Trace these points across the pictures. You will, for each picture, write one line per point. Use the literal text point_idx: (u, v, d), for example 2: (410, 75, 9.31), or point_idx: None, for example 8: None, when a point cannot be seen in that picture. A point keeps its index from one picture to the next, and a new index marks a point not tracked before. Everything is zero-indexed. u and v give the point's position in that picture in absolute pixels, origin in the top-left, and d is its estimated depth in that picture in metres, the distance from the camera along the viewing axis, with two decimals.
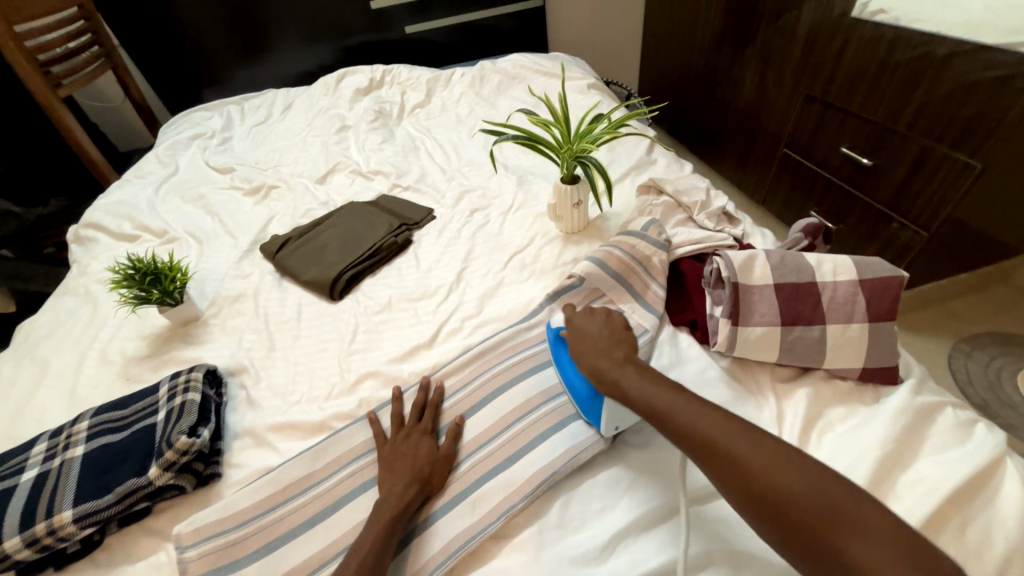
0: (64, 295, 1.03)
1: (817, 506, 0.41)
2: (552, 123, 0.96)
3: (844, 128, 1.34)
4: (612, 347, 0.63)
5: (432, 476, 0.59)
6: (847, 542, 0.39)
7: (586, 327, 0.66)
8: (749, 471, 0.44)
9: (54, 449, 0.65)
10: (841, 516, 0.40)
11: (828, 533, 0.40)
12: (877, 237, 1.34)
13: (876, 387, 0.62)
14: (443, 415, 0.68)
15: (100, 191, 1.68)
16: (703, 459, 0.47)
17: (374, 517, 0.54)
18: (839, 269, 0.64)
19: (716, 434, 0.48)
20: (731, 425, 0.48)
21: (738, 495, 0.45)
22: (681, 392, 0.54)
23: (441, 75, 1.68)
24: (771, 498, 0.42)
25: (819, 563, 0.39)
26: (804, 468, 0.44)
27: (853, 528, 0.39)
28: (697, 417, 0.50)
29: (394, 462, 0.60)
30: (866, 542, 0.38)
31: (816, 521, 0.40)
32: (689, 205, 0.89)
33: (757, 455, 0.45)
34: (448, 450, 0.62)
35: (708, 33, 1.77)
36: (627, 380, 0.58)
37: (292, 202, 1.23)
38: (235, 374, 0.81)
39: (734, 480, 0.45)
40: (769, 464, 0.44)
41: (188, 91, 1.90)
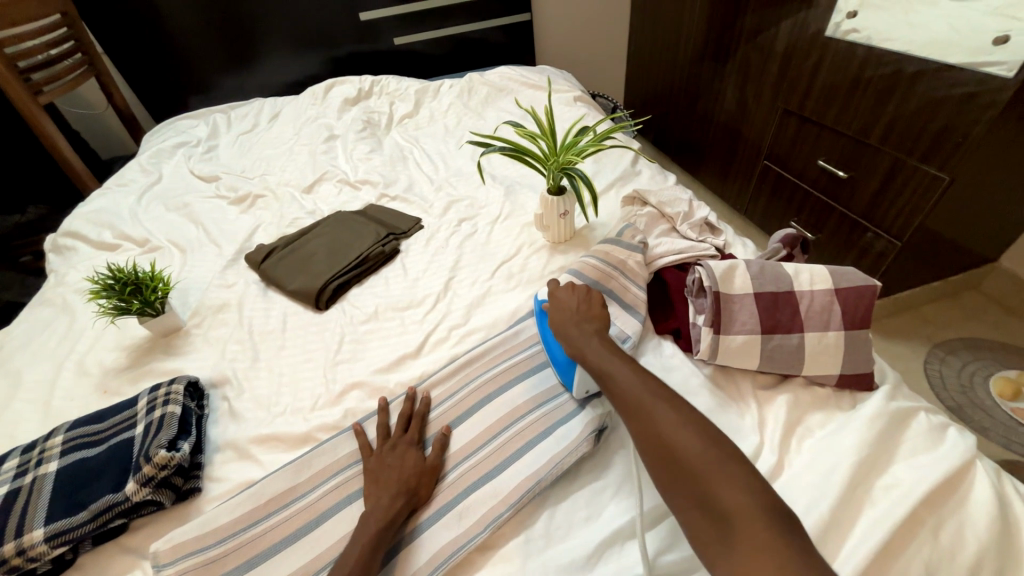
0: (40, 305, 1.01)
1: (705, 460, 0.45)
2: (539, 135, 0.98)
3: (820, 141, 1.39)
4: (582, 317, 0.67)
5: (418, 488, 0.59)
6: (721, 491, 0.43)
7: (565, 301, 0.70)
8: (657, 425, 0.49)
9: (25, 465, 0.63)
10: (723, 472, 0.44)
11: (707, 482, 0.44)
12: (854, 246, 1.38)
13: (852, 394, 0.64)
14: (429, 426, 0.67)
15: (80, 199, 1.65)
16: (625, 413, 0.52)
17: (360, 531, 0.53)
18: (815, 279, 0.66)
19: (642, 394, 0.53)
20: (656, 390, 0.53)
21: (644, 444, 0.49)
22: (625, 360, 0.59)
23: (429, 86, 1.70)
24: (668, 448, 0.47)
25: (694, 508, 0.43)
26: (708, 432, 0.48)
27: (732, 481, 0.43)
28: (630, 380, 0.55)
29: (380, 475, 0.59)
30: (738, 493, 0.42)
31: (699, 471, 0.44)
32: (672, 215, 0.91)
33: (669, 414, 0.49)
34: (434, 461, 0.62)
35: (690, 48, 1.82)
36: (585, 345, 0.63)
37: (279, 211, 1.22)
38: (217, 385, 0.79)
39: (643, 431, 0.50)
40: (676, 421, 0.49)
41: (173, 99, 1.88)
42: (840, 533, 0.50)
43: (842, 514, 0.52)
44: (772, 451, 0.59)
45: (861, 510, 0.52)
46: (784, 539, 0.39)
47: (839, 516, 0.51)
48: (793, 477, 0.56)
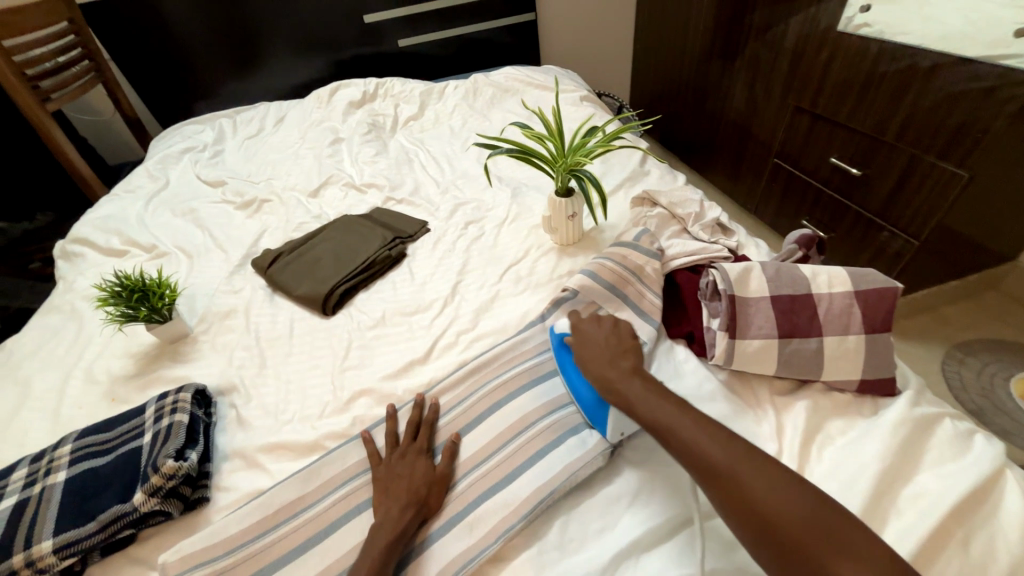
0: (49, 312, 1.01)
1: (815, 533, 0.41)
2: (546, 136, 0.96)
3: (832, 139, 1.36)
4: (618, 358, 0.63)
5: (428, 498, 0.58)
6: (845, 571, 0.39)
7: (591, 338, 0.67)
8: (750, 494, 0.45)
9: (34, 475, 0.63)
10: (838, 546, 0.40)
11: (825, 561, 0.40)
12: (868, 245, 1.35)
13: (873, 400, 0.62)
14: (438, 433, 0.66)
15: (89, 205, 1.66)
16: (705, 480, 0.48)
17: (371, 543, 0.52)
18: (834, 281, 0.64)
19: (721, 457, 0.48)
20: (733, 448, 0.49)
21: (738, 519, 0.45)
22: (686, 411, 0.54)
23: (434, 87, 1.69)
24: (769, 523, 0.43)
25: None
26: (803, 495, 0.44)
27: (851, 557, 0.40)
28: (700, 438, 0.50)
29: (389, 485, 0.58)
30: (864, 571, 0.39)
31: (813, 550, 0.41)
32: (683, 216, 0.89)
33: (759, 480, 0.45)
34: (444, 470, 0.61)
35: (697, 45, 1.80)
36: (634, 394, 0.58)
37: (285, 215, 1.22)
38: (225, 393, 0.79)
39: (735, 503, 0.45)
40: (769, 488, 0.45)
41: (179, 104, 1.89)
42: None
43: (866, 526, 0.50)
44: (791, 460, 0.58)
45: (887, 521, 0.50)
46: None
47: None
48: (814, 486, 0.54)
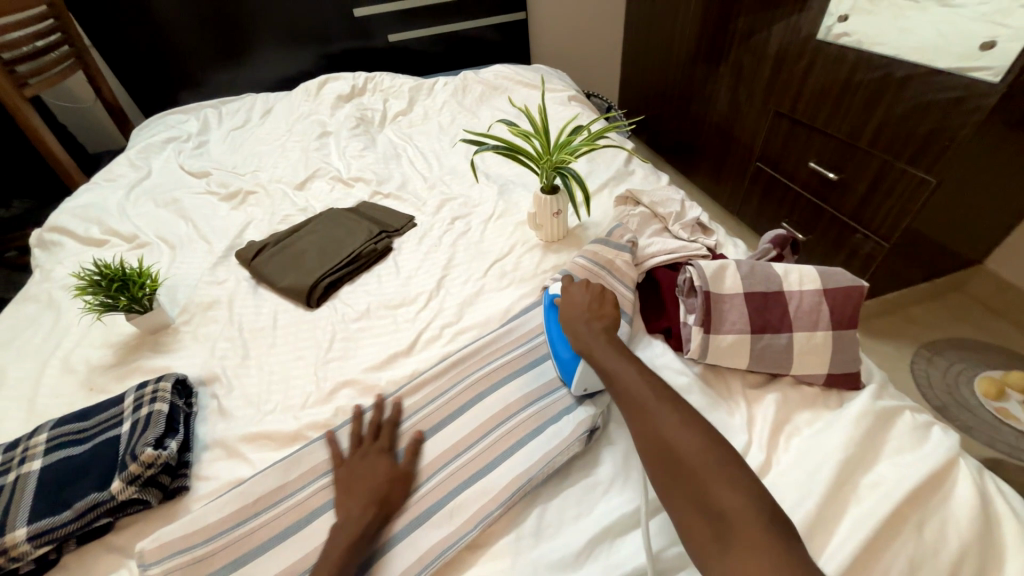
0: (25, 301, 0.99)
1: (706, 462, 0.45)
2: (532, 134, 0.98)
3: (811, 143, 1.40)
4: (594, 316, 0.67)
5: (392, 496, 0.58)
6: (721, 494, 0.43)
7: (576, 299, 0.70)
8: (660, 426, 0.49)
9: (8, 464, 0.62)
10: (723, 476, 0.44)
11: (707, 484, 0.44)
12: (843, 247, 1.39)
13: (839, 393, 0.65)
14: (402, 430, 0.67)
15: (67, 194, 1.62)
16: (628, 414, 0.53)
17: (331, 546, 0.52)
18: (804, 279, 0.67)
19: (645, 396, 0.53)
20: (660, 393, 0.53)
21: (645, 445, 0.49)
22: (631, 361, 0.59)
23: (424, 83, 1.69)
24: (669, 449, 0.47)
25: (690, 508, 0.44)
26: (707, 435, 0.48)
27: (729, 481, 0.44)
28: (634, 381, 0.55)
29: (351, 485, 0.58)
30: (738, 496, 0.43)
31: (699, 475, 0.45)
32: (664, 215, 0.91)
33: (672, 415, 0.50)
34: (407, 468, 0.61)
35: (684, 49, 1.83)
36: (594, 344, 0.63)
37: (271, 207, 1.21)
38: (207, 383, 0.79)
39: (646, 432, 0.50)
40: (678, 423, 0.49)
41: (162, 93, 1.86)
42: (826, 530, 0.51)
43: (828, 512, 0.52)
44: (760, 450, 0.60)
45: (848, 507, 0.53)
46: (779, 543, 0.39)
47: (825, 513, 0.52)
48: (781, 475, 0.57)
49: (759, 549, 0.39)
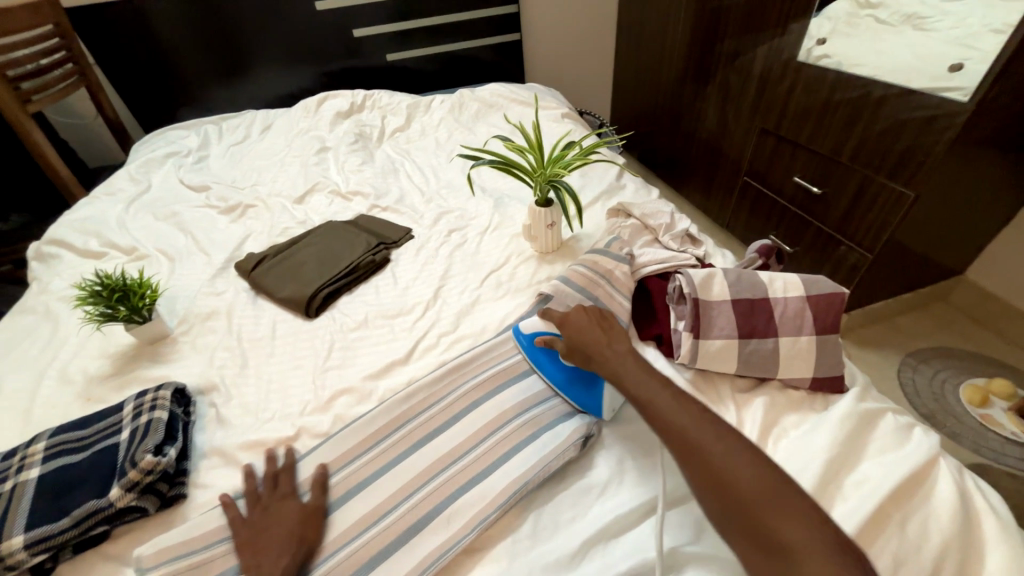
0: (22, 312, 1.00)
1: (766, 494, 0.44)
2: (527, 148, 1.01)
3: (796, 159, 1.45)
4: (604, 339, 0.64)
5: (305, 535, 0.56)
6: (787, 530, 0.42)
7: (579, 323, 0.67)
8: (711, 457, 0.48)
9: (5, 472, 0.62)
10: (783, 507, 0.44)
11: (770, 518, 0.43)
12: (829, 258, 1.43)
13: (824, 396, 0.67)
14: (302, 475, 0.64)
15: (65, 208, 1.63)
16: (672, 444, 0.50)
17: None
18: (788, 287, 0.70)
19: (689, 424, 0.51)
20: (702, 418, 0.52)
21: (697, 478, 0.47)
22: (663, 384, 0.57)
23: (421, 101, 1.74)
24: (724, 481, 0.46)
25: (756, 546, 0.43)
26: (759, 463, 0.47)
27: (791, 514, 0.43)
28: (673, 407, 0.53)
29: (256, 540, 0.55)
30: (802, 529, 0.42)
31: (761, 510, 0.44)
32: (654, 227, 0.95)
33: (721, 444, 0.49)
34: (315, 503, 0.60)
35: (672, 69, 1.90)
36: (621, 366, 0.60)
37: (270, 220, 1.23)
38: (205, 392, 0.79)
39: (698, 465, 0.48)
40: (729, 452, 0.48)
41: (163, 109, 1.89)
42: None
43: None
44: None
45: (834, 506, 0.55)
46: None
47: None
48: None
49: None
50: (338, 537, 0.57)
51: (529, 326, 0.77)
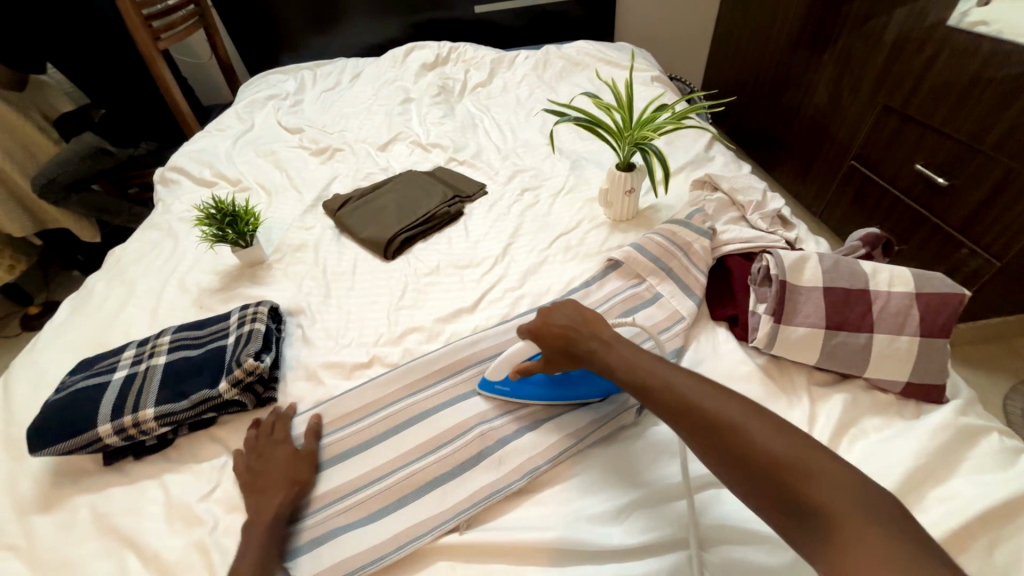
0: (149, 228, 1.14)
1: (793, 459, 0.40)
2: (614, 108, 0.97)
3: (921, 143, 1.27)
4: (587, 336, 0.58)
5: (302, 477, 0.61)
6: (816, 491, 0.38)
7: (552, 325, 0.60)
8: (725, 427, 0.44)
9: (141, 356, 0.75)
10: (813, 470, 0.39)
11: (800, 482, 0.39)
12: (944, 261, 1.27)
13: (917, 405, 0.61)
14: (296, 425, 0.68)
15: (181, 140, 1.76)
16: (676, 416, 0.47)
17: (250, 535, 0.54)
18: (894, 280, 0.64)
19: (694, 395, 0.47)
20: (712, 388, 0.48)
21: (713, 453, 0.44)
22: (663, 362, 0.53)
23: (505, 56, 1.71)
24: (742, 453, 0.42)
25: (784, 511, 0.39)
26: (773, 426, 0.43)
27: (817, 473, 0.39)
28: (679, 381, 0.49)
29: (256, 480, 0.60)
30: (838, 490, 0.38)
31: (784, 474, 0.40)
32: (743, 203, 0.89)
33: (737, 411, 0.45)
34: (308, 448, 0.64)
35: (785, 33, 1.70)
36: (610, 356, 0.55)
37: (356, 165, 1.30)
38: (293, 314, 0.88)
39: (711, 438, 0.44)
40: (750, 422, 0.43)
41: (266, 53, 2.01)
42: None
43: None
44: None
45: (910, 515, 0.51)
46: (895, 534, 0.36)
47: None
48: None
49: (879, 548, 0.34)
50: (400, 456, 0.63)
51: (498, 376, 0.67)
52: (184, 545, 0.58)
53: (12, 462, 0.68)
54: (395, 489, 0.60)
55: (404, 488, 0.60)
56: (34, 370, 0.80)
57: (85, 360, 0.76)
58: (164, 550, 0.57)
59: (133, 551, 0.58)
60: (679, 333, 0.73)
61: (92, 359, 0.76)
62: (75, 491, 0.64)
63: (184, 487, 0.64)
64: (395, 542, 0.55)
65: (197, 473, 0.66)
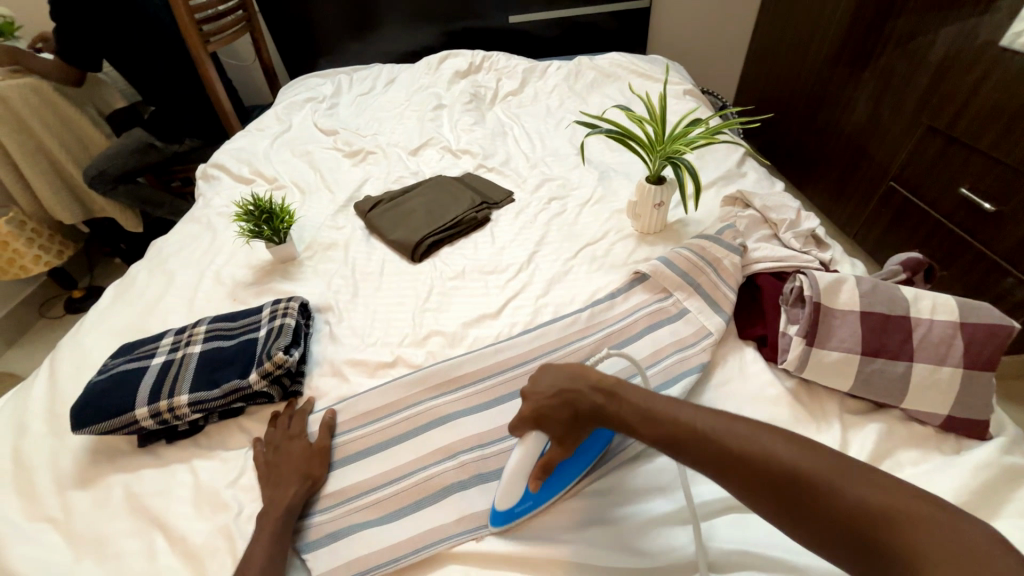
0: (190, 221, 1.19)
1: (852, 496, 0.40)
2: (646, 120, 0.97)
3: (967, 167, 1.22)
4: (587, 390, 0.54)
5: (313, 471, 0.62)
6: (884, 526, 0.38)
7: (546, 394, 0.54)
8: (775, 469, 0.43)
9: (178, 343, 0.78)
10: (880, 506, 0.39)
11: (874, 524, 0.39)
12: (988, 290, 1.21)
13: (956, 439, 0.59)
14: (312, 420, 0.70)
15: (225, 138, 1.83)
16: (720, 467, 0.46)
17: (263, 521, 0.56)
18: (937, 308, 0.61)
19: (731, 441, 0.46)
20: (749, 429, 0.47)
21: (772, 503, 0.43)
22: (682, 403, 0.51)
23: (537, 66, 1.73)
24: (800, 495, 0.42)
25: (859, 550, 0.39)
26: (821, 460, 0.43)
27: (880, 505, 0.39)
28: (711, 426, 0.48)
29: (272, 471, 0.62)
30: (910, 525, 0.38)
31: (850, 514, 0.40)
32: (776, 221, 0.87)
33: (783, 451, 0.44)
34: (321, 442, 0.65)
35: (823, 49, 1.66)
36: (623, 409, 0.52)
37: (387, 168, 1.33)
38: (322, 311, 0.90)
39: (764, 486, 0.43)
40: (797, 460, 0.43)
41: (306, 58, 2.08)
42: None
43: None
44: None
45: None
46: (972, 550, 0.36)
47: None
48: None
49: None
50: (420, 458, 0.64)
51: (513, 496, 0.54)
52: (209, 529, 0.60)
53: (54, 438, 0.71)
54: (412, 490, 0.61)
55: (422, 490, 0.61)
56: (79, 353, 0.84)
57: (127, 345, 0.80)
58: (191, 534, 0.59)
59: (161, 532, 0.60)
60: (705, 350, 0.72)
61: (132, 344, 0.80)
62: (110, 470, 0.67)
63: (212, 473, 0.66)
64: (410, 545, 0.56)
65: (224, 461, 0.68)
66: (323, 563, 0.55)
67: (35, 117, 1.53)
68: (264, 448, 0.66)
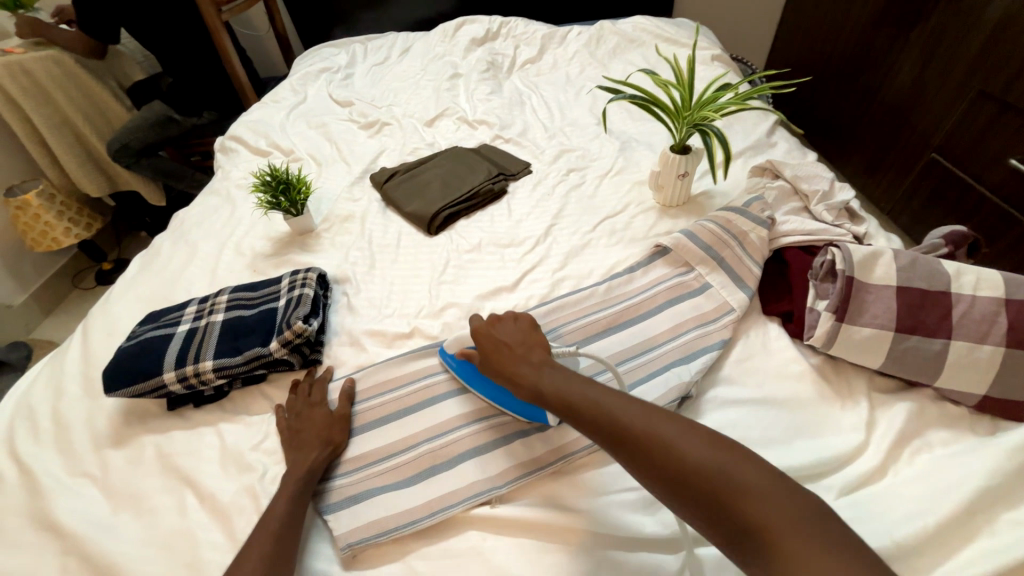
0: (210, 193, 1.20)
1: (723, 472, 0.40)
2: (673, 86, 0.91)
3: (1019, 136, 1.15)
4: (524, 355, 0.56)
5: (334, 437, 0.64)
6: (749, 506, 0.38)
7: (494, 340, 0.59)
8: (656, 441, 0.43)
9: (201, 312, 0.79)
10: (750, 485, 0.39)
11: (737, 501, 0.38)
12: None
13: (992, 421, 0.56)
14: (332, 389, 0.71)
15: (242, 110, 1.82)
16: (606, 437, 0.46)
17: (285, 483, 0.57)
18: (980, 284, 0.58)
19: (620, 413, 0.46)
20: (640, 406, 0.46)
21: (657, 482, 0.42)
22: (591, 380, 0.52)
23: (557, 31, 1.65)
24: (676, 472, 0.41)
25: (720, 527, 0.39)
26: (700, 441, 0.42)
27: (747, 482, 0.39)
28: (607, 401, 0.48)
29: (295, 436, 0.64)
30: (774, 507, 0.37)
31: (718, 492, 0.39)
32: (807, 193, 0.83)
33: (670, 428, 0.44)
34: (340, 409, 0.67)
35: (867, 9, 1.54)
36: (539, 380, 0.53)
37: (402, 140, 1.31)
38: (340, 282, 0.90)
39: (645, 458, 0.43)
40: (676, 436, 0.43)
41: (321, 27, 2.04)
42: (941, 551, 0.47)
43: (944, 536, 0.48)
44: (876, 456, 0.55)
45: (974, 539, 0.47)
46: (827, 541, 0.35)
47: (940, 537, 0.47)
48: (895, 486, 0.52)
49: (816, 566, 0.34)
50: (436, 426, 0.65)
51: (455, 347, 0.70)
52: (236, 488, 0.62)
53: (88, 400, 0.74)
54: (428, 458, 0.62)
55: (437, 458, 0.62)
56: (107, 320, 0.87)
57: (153, 312, 0.82)
58: (219, 492, 0.62)
59: (191, 490, 0.63)
60: (726, 326, 0.70)
61: (158, 312, 0.82)
62: (142, 431, 0.70)
63: (237, 436, 0.68)
64: (427, 509, 0.57)
65: (249, 425, 0.70)
66: (343, 524, 0.57)
67: (59, 90, 1.55)
68: (284, 413, 0.67)
